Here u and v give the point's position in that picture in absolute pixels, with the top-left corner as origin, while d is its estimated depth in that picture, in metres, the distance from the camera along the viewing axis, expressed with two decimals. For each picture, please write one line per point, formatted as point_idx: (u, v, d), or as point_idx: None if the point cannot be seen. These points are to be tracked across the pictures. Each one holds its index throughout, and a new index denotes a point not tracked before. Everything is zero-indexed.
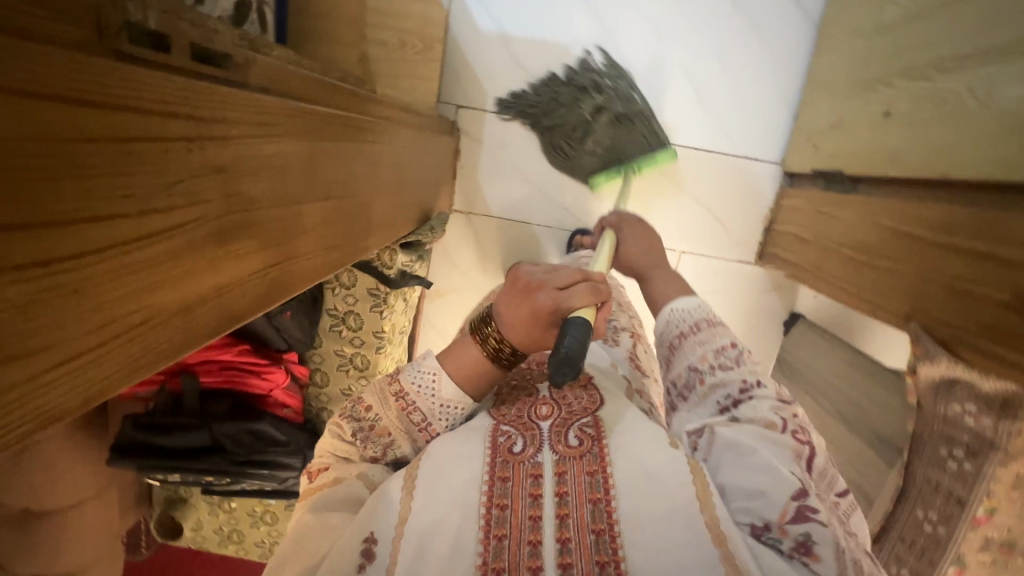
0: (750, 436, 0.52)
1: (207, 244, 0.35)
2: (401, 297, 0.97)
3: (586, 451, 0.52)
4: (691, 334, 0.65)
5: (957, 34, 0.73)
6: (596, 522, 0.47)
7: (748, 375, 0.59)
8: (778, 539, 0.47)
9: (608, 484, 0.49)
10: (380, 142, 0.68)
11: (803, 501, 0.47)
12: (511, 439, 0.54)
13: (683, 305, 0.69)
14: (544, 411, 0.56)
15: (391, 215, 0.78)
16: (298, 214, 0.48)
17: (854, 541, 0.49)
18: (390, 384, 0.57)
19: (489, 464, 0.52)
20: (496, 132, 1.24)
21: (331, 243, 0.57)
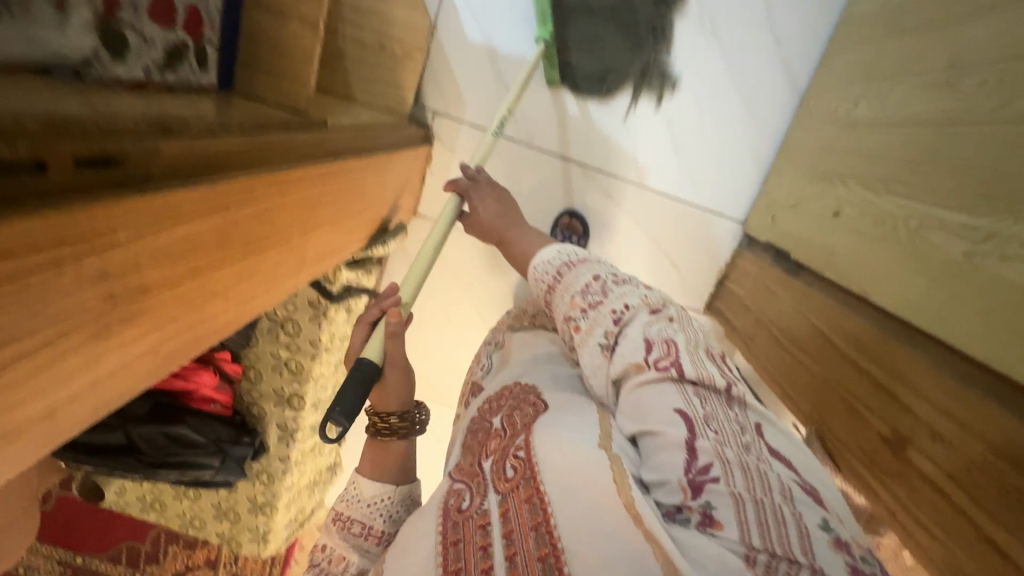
0: (638, 391, 0.61)
1: (78, 350, 0.35)
2: (342, 308, 0.98)
3: (520, 478, 0.58)
4: (558, 284, 0.78)
5: (907, 160, 0.75)
6: (534, 518, 0.53)
7: (614, 306, 0.70)
8: (687, 518, 0.50)
9: (544, 505, 0.54)
10: (329, 180, 0.68)
11: (693, 470, 0.52)
12: (461, 497, 0.62)
13: (547, 256, 0.82)
14: (493, 445, 0.66)
15: (332, 242, 0.79)
16: (207, 283, 0.48)
17: (756, 455, 0.54)
18: (331, 516, 0.68)
19: (443, 530, 0.59)
20: (471, 145, 1.23)
21: (249, 295, 0.57)
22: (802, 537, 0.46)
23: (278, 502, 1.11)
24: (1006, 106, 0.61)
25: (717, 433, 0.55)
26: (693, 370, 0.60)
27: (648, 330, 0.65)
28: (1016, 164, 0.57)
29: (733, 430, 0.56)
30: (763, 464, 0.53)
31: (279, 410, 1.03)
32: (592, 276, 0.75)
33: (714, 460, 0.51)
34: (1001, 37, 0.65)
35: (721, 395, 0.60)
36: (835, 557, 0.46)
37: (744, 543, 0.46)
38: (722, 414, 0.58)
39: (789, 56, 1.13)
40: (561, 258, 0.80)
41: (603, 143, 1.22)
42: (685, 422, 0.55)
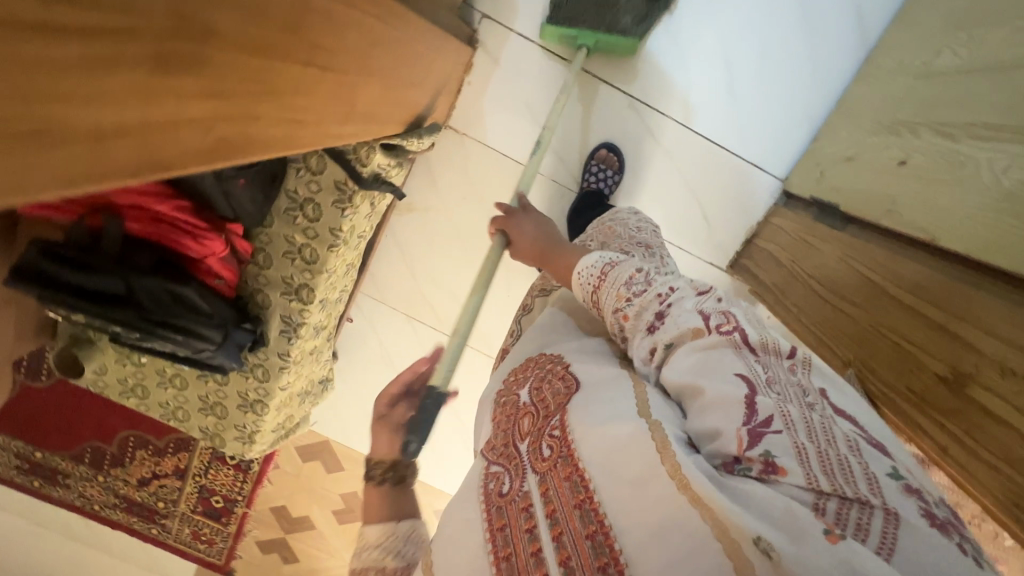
0: (694, 354, 0.55)
1: (141, 67, 0.29)
2: (367, 200, 0.91)
3: (558, 458, 0.54)
4: (602, 283, 0.68)
5: (998, 103, 0.71)
6: (577, 495, 0.50)
7: (660, 288, 0.63)
8: (746, 467, 0.45)
9: (585, 482, 0.50)
10: (391, 17, 0.60)
11: (752, 422, 0.47)
12: (500, 481, 0.57)
13: (585, 260, 0.72)
14: (525, 425, 0.61)
15: (378, 107, 0.71)
16: (269, 72, 0.42)
17: (821, 413, 0.49)
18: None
19: (486, 513, 0.54)
20: (515, 58, 1.17)
21: (298, 118, 0.51)
22: (872, 484, 0.42)
23: (270, 400, 1.05)
24: None
25: (778, 391, 0.50)
26: (756, 338, 0.56)
27: (701, 307, 0.59)
28: None
29: (795, 391, 0.52)
30: (828, 421, 0.48)
31: (285, 300, 0.96)
32: (635, 267, 0.67)
33: (775, 415, 0.47)
34: None
35: (784, 360, 0.55)
36: (908, 499, 0.42)
37: (813, 487, 0.42)
38: (785, 376, 0.53)
39: (862, 7, 1.08)
40: (601, 261, 0.70)
41: (655, 75, 1.15)
42: (746, 381, 0.50)
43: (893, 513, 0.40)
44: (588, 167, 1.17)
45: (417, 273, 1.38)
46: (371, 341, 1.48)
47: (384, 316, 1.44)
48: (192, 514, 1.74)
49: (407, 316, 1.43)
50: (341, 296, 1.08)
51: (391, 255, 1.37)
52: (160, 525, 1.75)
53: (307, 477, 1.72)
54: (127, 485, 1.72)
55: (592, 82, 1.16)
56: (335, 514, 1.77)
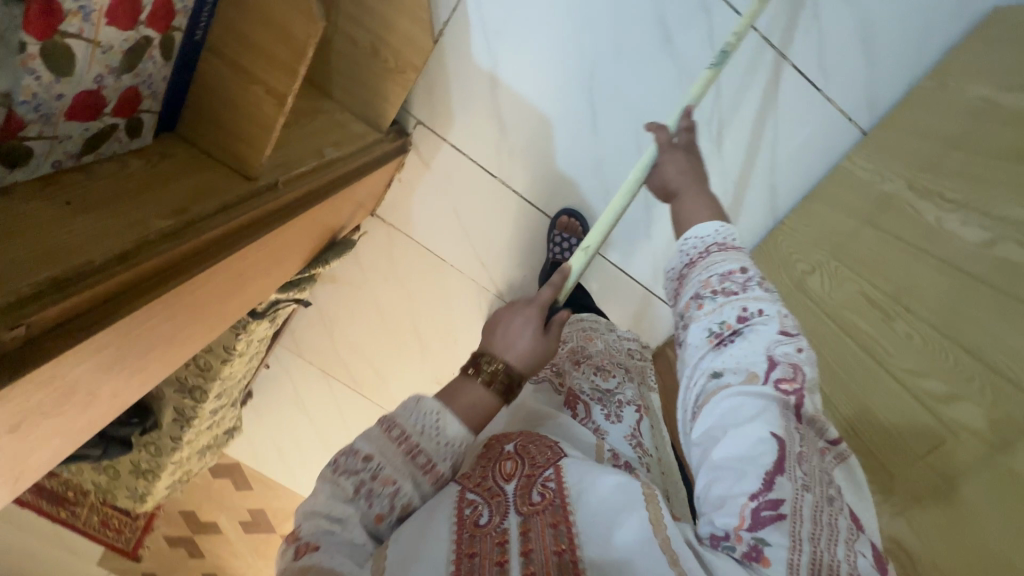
0: (738, 398, 0.48)
1: None
2: (265, 319, 0.94)
3: (547, 503, 0.49)
4: (693, 268, 0.60)
5: (827, 364, 0.80)
6: (557, 543, 0.46)
7: (746, 303, 0.54)
8: (733, 546, 0.44)
9: (571, 534, 0.47)
10: (265, 244, 0.63)
11: (762, 500, 0.43)
12: (476, 509, 0.49)
13: (704, 228, 0.63)
14: (508, 467, 0.53)
15: (260, 287, 0.73)
16: (90, 400, 0.45)
17: (833, 509, 0.45)
18: (392, 430, 0.50)
19: (455, 538, 0.47)
20: (447, 165, 1.17)
21: (145, 379, 0.54)
22: None
23: (161, 471, 1.11)
24: (921, 377, 0.65)
25: (804, 472, 0.45)
26: (810, 407, 0.49)
27: (779, 346, 0.51)
28: (902, 438, 0.63)
29: (818, 476, 0.47)
30: (834, 519, 0.45)
31: (178, 395, 1.00)
32: (739, 264, 0.58)
33: (789, 499, 0.43)
34: (943, 302, 0.68)
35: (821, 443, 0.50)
36: None
37: None
38: (816, 458, 0.48)
39: (779, 183, 1.12)
40: (715, 238, 0.61)
41: (580, 207, 1.19)
42: (777, 451, 0.45)
43: None
44: (554, 237, 1.18)
45: (336, 335, 1.42)
46: (286, 387, 1.54)
47: (300, 367, 1.49)
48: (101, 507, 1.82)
49: (322, 371, 1.49)
50: (244, 377, 1.12)
51: (313, 315, 1.41)
52: (70, 510, 1.75)
53: (216, 491, 1.80)
54: None
55: (518, 202, 1.20)
56: (242, 523, 1.86)
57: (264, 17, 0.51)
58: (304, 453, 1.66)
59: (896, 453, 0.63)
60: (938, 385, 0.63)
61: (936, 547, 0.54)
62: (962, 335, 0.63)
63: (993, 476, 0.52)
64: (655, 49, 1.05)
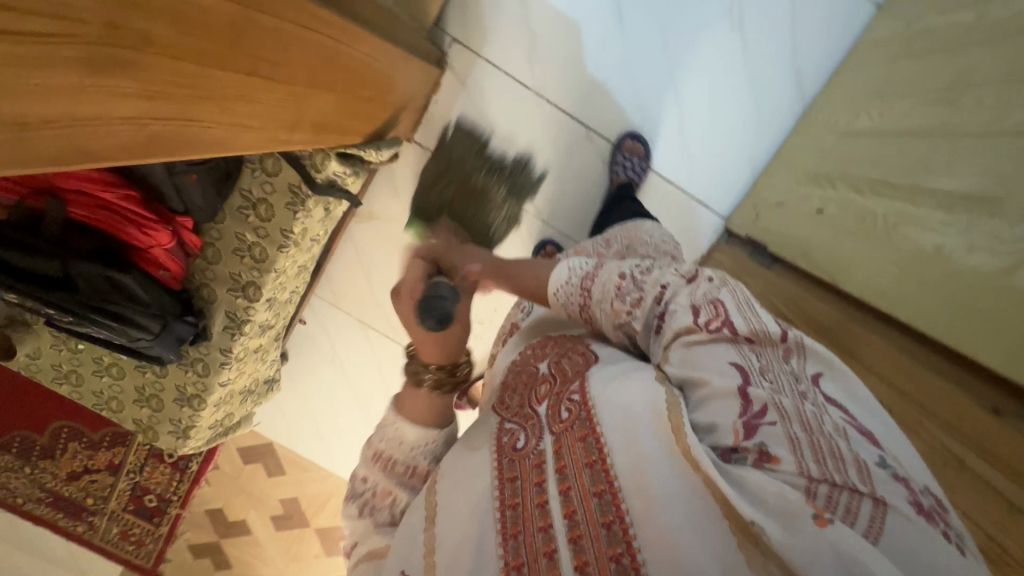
0: (684, 350, 0.52)
1: (76, 69, 0.33)
2: (321, 205, 0.93)
3: (575, 420, 0.53)
4: (588, 299, 0.64)
5: (893, 166, 0.80)
6: (589, 455, 0.49)
7: (652, 293, 0.59)
8: (742, 458, 0.43)
9: (601, 443, 0.49)
10: (345, 41, 0.64)
11: (749, 414, 0.44)
12: (516, 436, 0.57)
13: (574, 257, 0.69)
14: (543, 390, 0.60)
15: (328, 117, 0.74)
16: (207, 82, 0.46)
17: (815, 401, 0.45)
18: (367, 451, 0.63)
19: (497, 465, 0.55)
20: (483, 83, 1.21)
21: (240, 123, 0.54)
22: (862, 471, 0.39)
23: (208, 396, 1.06)
24: (1004, 118, 0.65)
25: (771, 380, 0.47)
26: (746, 326, 0.51)
27: (693, 296, 0.56)
28: (1002, 168, 0.62)
29: (789, 378, 0.47)
30: (821, 411, 0.44)
31: (231, 296, 0.97)
32: (619, 272, 0.63)
33: (769, 404, 0.44)
34: (1007, 59, 0.69)
35: (780, 349, 0.50)
36: (901, 490, 0.38)
37: (805, 473, 0.39)
38: (779, 363, 0.49)
39: (801, 68, 1.17)
40: (577, 273, 0.67)
41: (614, 113, 1.22)
42: (739, 371, 0.47)
43: (884, 503, 0.37)
44: (619, 156, 1.21)
45: (374, 280, 1.41)
46: (323, 345, 1.49)
47: (338, 321, 1.46)
48: (122, 513, 1.70)
49: (360, 322, 1.46)
50: (291, 296, 1.10)
51: (349, 261, 1.39)
52: (87, 523, 1.69)
53: (246, 479, 1.69)
54: (55, 479, 1.67)
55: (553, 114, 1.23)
56: (273, 520, 1.73)
57: None
58: (340, 422, 1.58)
59: (996, 183, 0.62)
60: (1022, 113, 0.63)
61: None
62: None
63: None
64: None
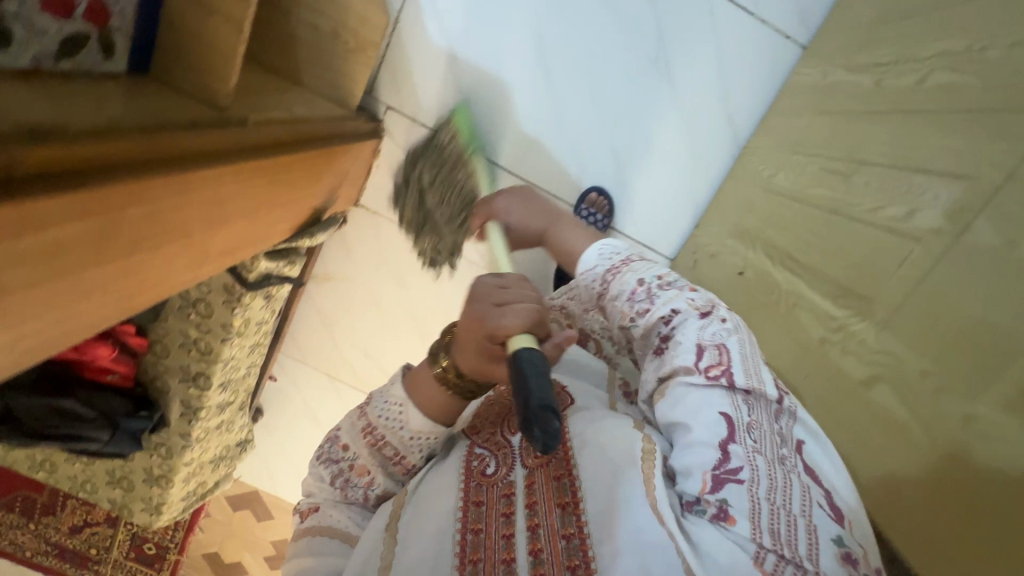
0: (681, 389, 0.57)
1: None
2: (259, 295, 0.97)
3: (551, 459, 0.59)
4: (606, 289, 0.73)
5: (799, 238, 0.82)
6: (562, 496, 0.55)
7: (661, 312, 0.65)
8: (703, 510, 0.50)
9: (574, 487, 0.55)
10: (241, 178, 0.67)
11: (723, 467, 0.50)
12: (484, 463, 0.63)
13: (611, 243, 0.79)
14: (515, 421, 0.65)
15: (240, 239, 0.77)
16: (80, 282, 0.49)
17: (789, 469, 0.51)
18: (362, 421, 0.70)
19: (466, 489, 0.60)
20: (421, 145, 1.23)
21: (133, 290, 0.58)
22: (812, 545, 0.46)
23: (174, 475, 1.11)
24: (882, 209, 0.67)
25: (755, 439, 0.52)
26: (745, 380, 0.55)
27: (705, 334, 0.60)
28: (875, 265, 0.63)
29: (775, 439, 0.53)
30: (791, 479, 0.50)
31: (183, 386, 1.01)
32: (638, 279, 0.70)
33: (745, 465, 0.50)
34: (892, 142, 0.70)
35: (772, 406, 0.56)
36: (839, 564, 0.46)
37: (755, 540, 0.46)
38: (769, 423, 0.54)
39: (733, 111, 1.17)
40: (604, 262, 0.77)
41: (552, 166, 1.24)
42: (728, 424, 0.52)
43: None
44: (580, 210, 1.22)
45: (337, 335, 1.45)
46: (294, 399, 1.54)
47: (306, 375, 1.51)
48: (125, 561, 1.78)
49: (328, 376, 1.50)
50: (247, 373, 1.14)
51: (311, 319, 1.44)
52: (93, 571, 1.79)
53: (237, 524, 1.77)
54: (59, 532, 1.74)
55: (493, 171, 1.25)
56: (267, 559, 1.82)
57: None
58: None
59: (870, 281, 0.63)
60: (897, 209, 0.64)
61: (916, 338, 0.54)
62: (909, 160, 0.66)
63: (957, 258, 0.53)
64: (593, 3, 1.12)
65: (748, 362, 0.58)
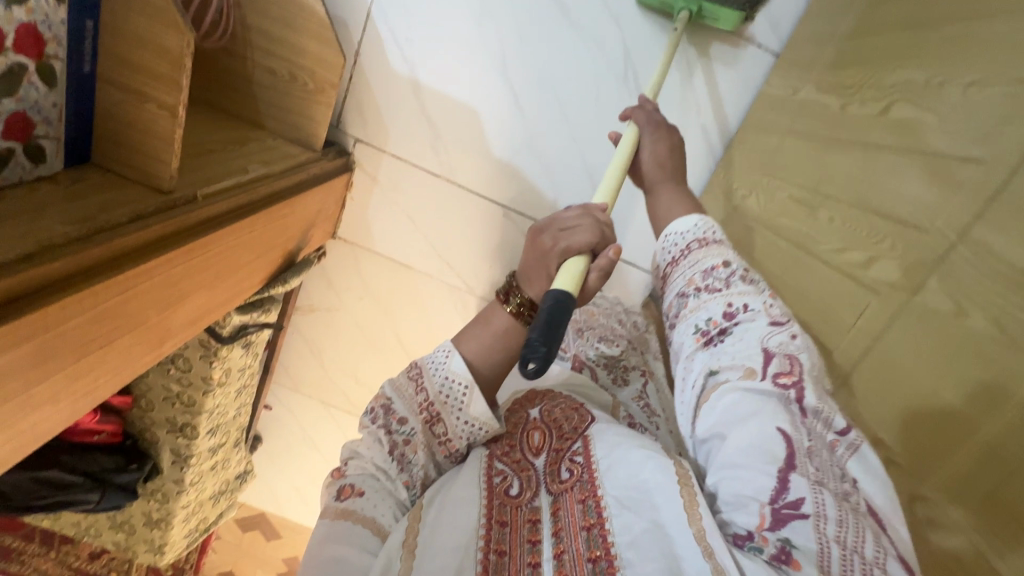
0: (737, 392, 0.50)
1: None
2: (237, 345, 0.98)
3: (575, 482, 0.55)
4: (682, 258, 0.67)
5: (768, 270, 0.80)
6: (586, 518, 0.51)
7: (731, 298, 0.59)
8: (758, 547, 0.43)
9: (600, 507, 0.51)
10: (196, 254, 0.67)
11: (779, 502, 0.43)
12: (507, 482, 0.57)
13: (695, 219, 0.69)
14: (536, 439, 0.61)
15: (205, 306, 0.77)
16: (30, 396, 0.50)
17: (855, 507, 0.44)
18: (421, 397, 0.61)
19: (487, 506, 0.54)
20: (393, 175, 1.22)
21: (92, 386, 0.58)
22: None
23: (172, 519, 1.13)
24: (844, 252, 0.65)
25: (816, 466, 0.45)
26: (814, 398, 0.49)
27: (768, 339, 0.54)
28: (836, 313, 0.62)
29: (834, 473, 0.45)
30: (860, 520, 0.43)
31: (172, 437, 1.03)
32: (721, 258, 0.63)
33: (809, 497, 0.42)
34: (853, 177, 0.68)
35: (829, 435, 0.48)
36: None
37: None
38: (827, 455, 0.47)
39: (708, 123, 1.14)
40: (695, 232, 0.68)
41: (526, 188, 1.22)
42: (787, 449, 0.45)
43: None
44: None
45: (327, 363, 1.46)
46: (290, 425, 1.57)
47: (300, 402, 1.52)
48: None
49: (322, 403, 1.52)
50: (236, 414, 1.16)
51: (300, 349, 1.45)
52: None
53: (247, 544, 1.82)
54: (80, 559, 1.77)
55: (467, 195, 1.23)
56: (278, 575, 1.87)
57: (139, 42, 0.56)
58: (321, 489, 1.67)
59: (831, 329, 0.62)
60: (856, 253, 0.63)
61: (871, 399, 0.53)
62: (867, 200, 0.64)
63: (910, 319, 0.52)
64: (558, 25, 1.10)
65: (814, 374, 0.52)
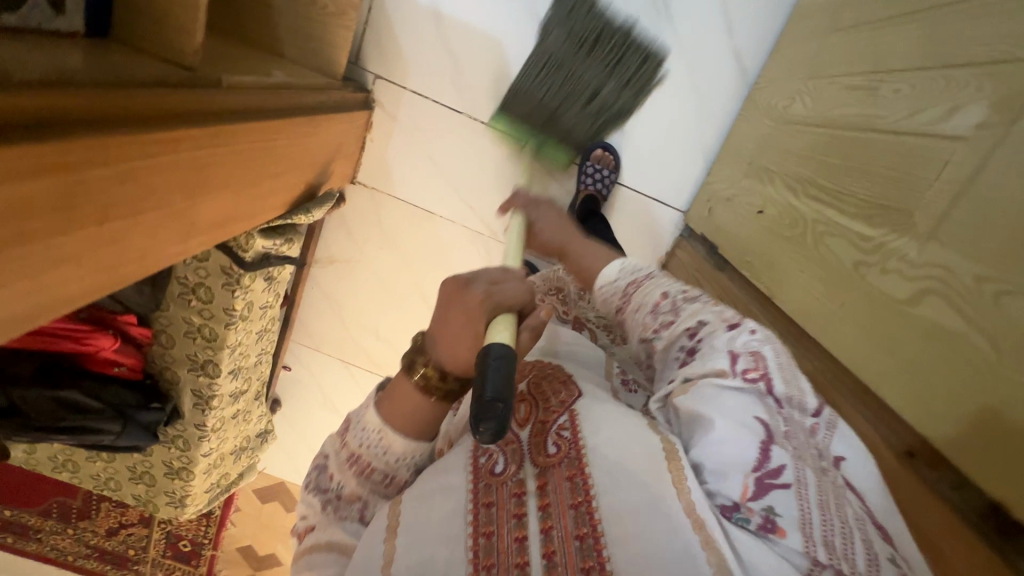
0: (709, 389, 0.45)
1: None
2: (259, 276, 0.95)
3: (563, 455, 0.45)
4: (625, 303, 0.64)
5: (822, 164, 0.75)
6: (574, 497, 0.42)
7: (687, 322, 0.55)
8: (744, 518, 0.38)
9: (587, 485, 0.41)
10: (220, 142, 0.63)
11: (763, 471, 0.39)
12: (492, 459, 0.47)
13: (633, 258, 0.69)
14: (523, 412, 0.51)
15: (229, 212, 0.73)
16: (53, 248, 0.46)
17: (834, 483, 0.40)
18: (342, 451, 0.52)
19: (471, 488, 0.45)
20: (413, 114, 1.19)
21: (113, 262, 0.55)
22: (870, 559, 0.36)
23: (194, 467, 1.10)
24: (915, 115, 0.60)
25: (795, 446, 0.41)
26: (783, 388, 0.45)
27: (734, 339, 0.49)
28: (912, 175, 0.57)
29: (812, 454, 0.42)
30: (842, 498, 0.39)
31: (193, 376, 0.99)
32: (662, 290, 0.61)
33: (788, 465, 0.39)
34: (919, 43, 0.64)
35: (806, 420, 0.44)
36: None
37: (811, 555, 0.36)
38: (805, 440, 0.43)
39: (739, 45, 1.10)
40: (625, 276, 0.66)
41: None
42: (764, 431, 0.41)
43: None
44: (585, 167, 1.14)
45: (346, 319, 1.42)
46: (310, 387, 1.53)
47: (320, 362, 1.49)
48: (162, 559, 1.74)
49: (343, 362, 1.48)
50: (258, 360, 1.13)
51: (319, 306, 1.41)
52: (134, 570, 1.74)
53: (267, 515, 1.79)
54: (97, 536, 1.68)
55: (490, 133, 1.20)
56: None
57: None
58: None
59: (908, 192, 0.57)
60: (931, 111, 0.58)
61: (970, 243, 0.48)
62: (940, 57, 0.59)
63: (1012, 149, 0.47)
64: None
65: (786, 367, 0.47)
